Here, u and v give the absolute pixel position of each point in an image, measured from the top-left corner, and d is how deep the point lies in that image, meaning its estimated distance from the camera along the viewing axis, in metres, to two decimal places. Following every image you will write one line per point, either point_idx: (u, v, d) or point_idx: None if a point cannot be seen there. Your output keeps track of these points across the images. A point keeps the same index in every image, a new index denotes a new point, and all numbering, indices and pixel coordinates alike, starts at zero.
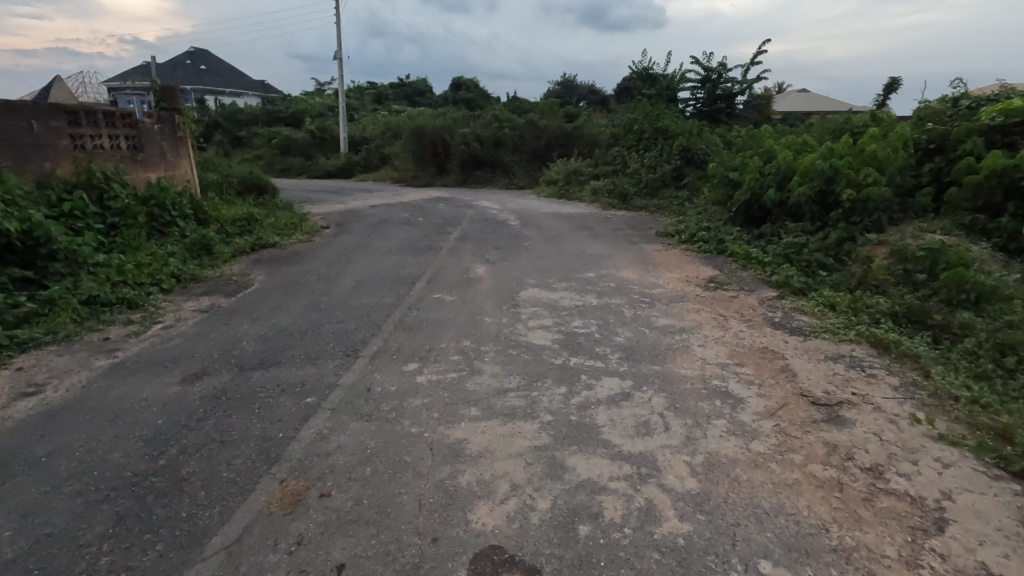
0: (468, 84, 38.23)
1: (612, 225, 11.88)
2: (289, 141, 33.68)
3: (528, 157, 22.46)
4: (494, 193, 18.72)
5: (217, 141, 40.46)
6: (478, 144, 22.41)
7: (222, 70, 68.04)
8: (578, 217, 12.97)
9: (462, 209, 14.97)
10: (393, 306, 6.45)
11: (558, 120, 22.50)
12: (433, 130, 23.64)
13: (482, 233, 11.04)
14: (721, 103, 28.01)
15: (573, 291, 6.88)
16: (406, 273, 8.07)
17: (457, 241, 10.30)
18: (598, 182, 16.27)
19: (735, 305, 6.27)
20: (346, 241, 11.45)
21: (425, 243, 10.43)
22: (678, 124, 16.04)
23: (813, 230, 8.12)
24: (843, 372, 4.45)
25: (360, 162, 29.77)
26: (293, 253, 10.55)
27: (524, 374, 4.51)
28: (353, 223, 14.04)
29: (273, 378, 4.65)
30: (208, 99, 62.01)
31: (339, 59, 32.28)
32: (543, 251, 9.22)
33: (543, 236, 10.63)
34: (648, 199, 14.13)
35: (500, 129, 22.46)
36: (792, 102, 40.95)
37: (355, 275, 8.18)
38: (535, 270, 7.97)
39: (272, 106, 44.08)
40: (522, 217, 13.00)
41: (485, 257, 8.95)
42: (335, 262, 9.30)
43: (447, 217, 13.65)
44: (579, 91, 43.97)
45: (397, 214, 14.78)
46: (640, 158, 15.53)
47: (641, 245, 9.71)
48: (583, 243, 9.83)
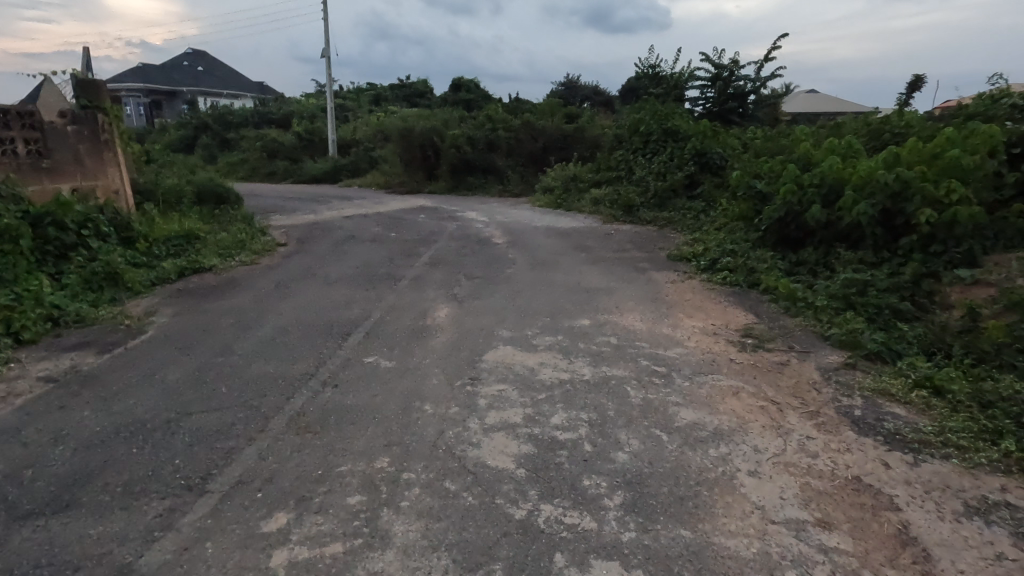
0: (469, 84, 35.97)
1: (615, 244, 10.01)
2: (277, 144, 31.90)
3: (524, 161, 20.62)
4: (484, 203, 16.86)
5: (204, 143, 38.74)
6: (470, 147, 20.57)
7: (217, 72, 66.43)
8: (575, 233, 11.13)
9: (445, 222, 13.15)
10: (304, 378, 4.60)
11: (557, 121, 20.62)
12: (422, 132, 21.81)
13: (458, 255, 9.21)
14: (732, 103, 26.08)
15: (559, 350, 5.05)
16: (346, 317, 6.24)
17: (425, 267, 8.46)
18: (600, 191, 14.40)
19: (787, 382, 4.38)
20: (296, 264, 9.63)
21: (387, 269, 8.60)
22: (690, 124, 14.15)
23: (875, 262, 6.23)
24: (1011, 551, 2.57)
25: (348, 166, 27.95)
26: (228, 279, 8.74)
27: (460, 548, 2.66)
28: (317, 239, 12.22)
29: (42, 543, 2.79)
30: (202, 100, 60.43)
31: (328, 58, 30.52)
32: (528, 282, 7.39)
33: (532, 259, 8.78)
34: (657, 211, 12.25)
35: (493, 130, 20.62)
36: (801, 103, 39.09)
37: (280, 318, 6.34)
38: (512, 313, 6.13)
39: (263, 109, 42.37)
40: (510, 233, 11.17)
41: (454, 291, 7.11)
42: (269, 295, 7.49)
43: (424, 233, 11.81)
44: (582, 92, 42.16)
45: (370, 229, 12.96)
46: (648, 164, 13.64)
47: (651, 274, 7.87)
48: (578, 271, 7.99)
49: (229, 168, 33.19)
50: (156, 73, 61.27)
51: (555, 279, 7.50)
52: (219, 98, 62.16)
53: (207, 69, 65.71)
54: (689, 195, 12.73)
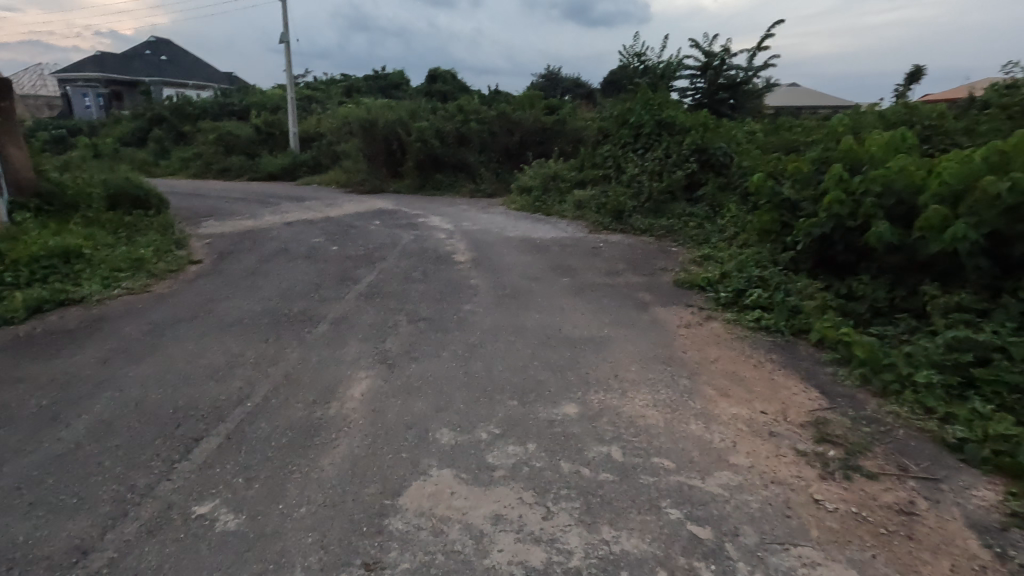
0: (443, 74, 33.68)
1: (605, 261, 8.06)
2: (232, 137, 29.32)
3: (499, 156, 18.54)
4: (453, 205, 14.79)
5: (157, 136, 35.82)
6: (438, 141, 18.42)
7: (180, 61, 62.89)
8: (554, 246, 9.18)
9: (401, 230, 11.08)
10: (72, 564, 2.57)
11: (534, 112, 18.61)
12: (385, 124, 19.61)
13: (404, 280, 7.17)
14: (723, 93, 24.33)
15: (528, 478, 3.07)
16: (214, 398, 4.17)
17: (358, 301, 6.39)
18: (585, 193, 12.44)
19: (933, 564, 2.47)
20: (198, 293, 7.48)
21: (309, 302, 6.52)
22: (687, 116, 12.26)
23: (984, 309, 4.38)
24: None
25: (309, 162, 25.59)
26: (97, 317, 6.59)
27: None
28: (243, 253, 10.06)
29: None
30: (164, 92, 57.10)
31: (288, 43, 28.00)
32: (490, 326, 5.40)
33: (499, 287, 6.79)
34: (653, 218, 10.33)
35: (464, 122, 18.53)
36: (788, 96, 37.66)
37: (117, 398, 4.25)
38: (461, 390, 4.13)
39: (224, 100, 39.56)
40: (477, 247, 9.17)
41: (384, 344, 5.09)
42: (130, 348, 5.37)
43: (373, 245, 9.73)
44: (562, 85, 40.25)
45: (310, 239, 10.83)
46: (639, 162, 11.72)
47: (655, 311, 5.93)
48: (559, 306, 6.03)
49: (180, 164, 30.51)
50: (113, 62, 57.69)
51: (528, 322, 5.51)
52: (182, 89, 58.81)
53: (170, 57, 62.17)
54: (689, 197, 10.83)
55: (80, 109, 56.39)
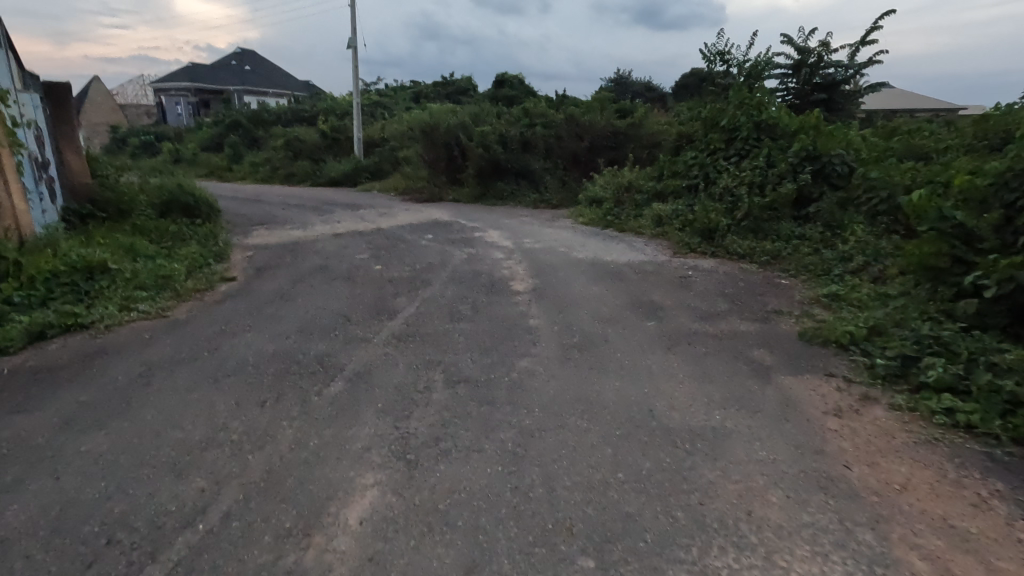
0: (510, 79, 32.46)
1: (700, 298, 6.41)
2: (300, 143, 29.45)
3: (566, 163, 17.04)
4: (514, 216, 13.47)
5: (232, 141, 36.88)
6: (501, 147, 17.20)
7: (262, 70, 65.55)
8: (633, 273, 7.62)
9: (454, 246, 9.87)
10: None
11: (607, 116, 17.01)
12: (447, 129, 18.62)
13: (449, 317, 5.86)
14: (818, 94, 21.72)
15: None
16: (162, 509, 2.97)
17: (389, 347, 5.13)
18: (665, 206, 10.77)
19: None
20: (216, 321, 6.50)
21: (332, 343, 5.32)
22: (793, 118, 10.33)
23: None
24: None
25: (370, 167, 25.12)
26: (97, 349, 5.70)
27: None
28: (282, 270, 9.15)
29: None
30: (245, 99, 59.62)
31: (355, 48, 27.79)
32: (553, 399, 3.96)
33: (564, 332, 5.34)
34: (752, 239, 8.55)
35: (529, 127, 17.23)
36: (889, 98, 33.85)
37: (45, 495, 3.15)
38: (508, 527, 2.71)
39: (297, 105, 40.36)
40: (539, 271, 7.76)
41: (408, 422, 3.75)
42: (105, 403, 4.33)
43: (421, 265, 8.54)
44: (633, 88, 38.25)
45: (355, 254, 9.80)
46: (733, 172, 9.94)
47: (782, 381, 4.29)
48: (645, 367, 4.50)
49: (251, 169, 31.05)
50: (202, 72, 60.87)
51: (604, 395, 4.02)
52: (263, 96, 61.17)
53: (253, 67, 64.90)
54: (797, 215, 8.94)
55: (172, 116, 59.94)
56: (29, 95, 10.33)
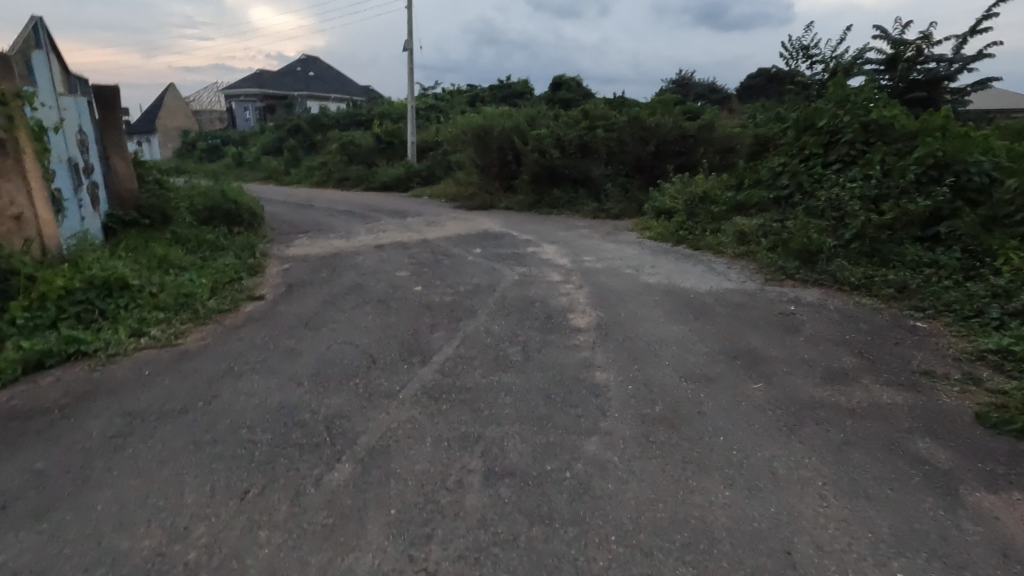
0: (568, 81, 31.15)
1: (813, 348, 5.01)
2: (355, 147, 29.23)
3: (629, 168, 15.61)
4: (571, 227, 12.23)
5: (291, 145, 37.39)
6: (559, 151, 16.00)
7: (325, 75, 67.08)
8: (718, 306, 6.26)
9: (504, 264, 8.75)
10: None
11: (675, 118, 15.51)
12: (501, 132, 17.59)
13: (493, 365, 4.73)
14: (914, 92, 19.33)
15: None
16: None
17: (416, 409, 4.03)
18: (749, 222, 9.27)
19: None
20: (228, 353, 5.64)
21: (348, 397, 4.30)
22: (912, 119, 8.63)
23: None
24: None
25: (422, 172, 24.49)
26: (88, 388, 4.91)
27: None
28: (314, 288, 8.31)
29: None
30: (307, 103, 61.13)
31: (410, 50, 27.34)
32: (636, 520, 2.75)
33: (641, 395, 4.11)
34: (867, 266, 6.99)
35: (589, 130, 15.95)
36: (989, 97, 30.35)
37: None
38: None
39: (354, 110, 40.62)
40: (603, 301, 6.52)
41: (429, 549, 2.64)
42: (58, 476, 3.44)
43: (465, 288, 7.46)
44: (697, 89, 36.19)
45: (395, 271, 8.86)
46: (836, 182, 8.36)
47: (977, 503, 2.90)
48: (762, 465, 3.21)
49: (307, 173, 31.22)
50: (269, 78, 62.81)
51: (710, 517, 2.78)
52: (324, 101, 62.46)
53: (317, 73, 66.50)
54: (923, 235, 7.29)
55: (240, 121, 62.25)
56: (73, 99, 10.02)
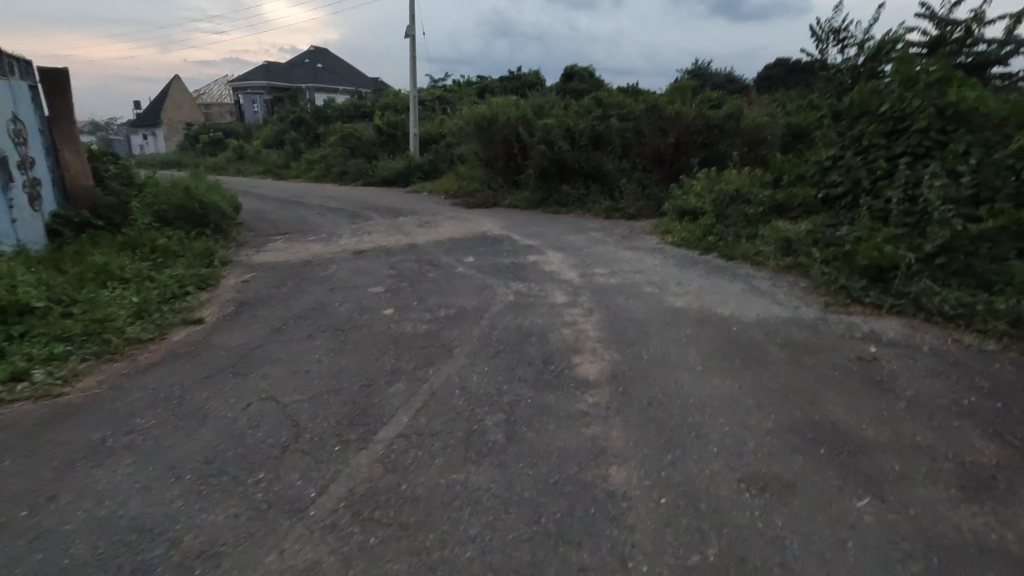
0: (581, 71, 29.41)
1: (921, 421, 3.51)
2: (356, 139, 27.83)
3: (646, 161, 13.98)
4: (581, 230, 10.72)
5: (293, 138, 36.16)
6: (568, 143, 14.45)
7: (333, 67, 65.74)
8: (772, 344, 4.74)
9: (499, 277, 7.28)
10: None
11: (699, 107, 13.91)
12: (505, 122, 16.08)
13: (461, 449, 3.27)
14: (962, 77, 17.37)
15: None
16: None
17: (330, 542, 2.58)
18: (795, 226, 7.70)
19: None
20: (117, 409, 4.24)
21: (239, 509, 2.88)
22: (1004, 104, 7.01)
23: None
24: None
25: (424, 166, 23.03)
26: None
27: None
28: (268, 306, 6.90)
29: None
30: (313, 96, 59.91)
31: (413, 38, 25.87)
32: None
33: (681, 519, 2.65)
34: (960, 289, 5.43)
35: (602, 120, 14.39)
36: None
37: None
38: None
39: (359, 101, 39.26)
40: (619, 335, 5.04)
41: None
42: None
43: (447, 312, 6.01)
44: (715, 79, 34.27)
45: (368, 285, 7.43)
46: (908, 180, 6.78)
47: None
48: None
49: (307, 167, 29.93)
50: (276, 69, 61.63)
51: None
52: (332, 93, 61.16)
53: (326, 65, 65.21)
54: None
55: (246, 114, 61.25)
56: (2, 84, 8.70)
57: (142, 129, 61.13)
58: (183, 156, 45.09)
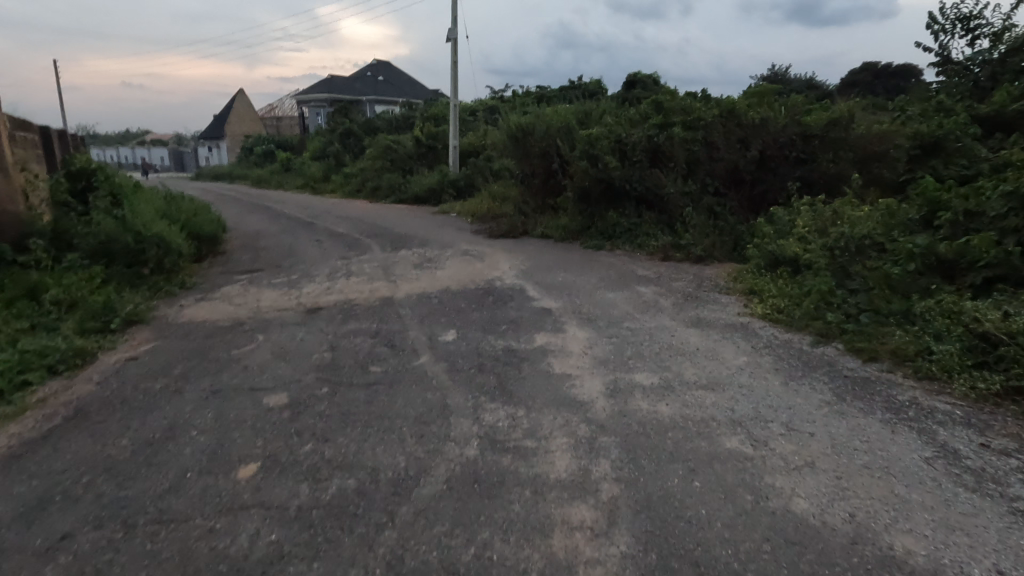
0: (643, 78, 26.27)
1: None
2: (394, 151, 25.77)
3: (718, 181, 10.73)
4: (626, 281, 7.69)
5: (337, 150, 34.80)
6: (617, 158, 11.42)
7: (393, 79, 65.23)
8: None
9: (474, 387, 4.42)
10: None
11: (792, 115, 10.64)
12: (543, 133, 13.27)
13: None
14: None
15: None
16: None
17: None
18: (994, 312, 4.44)
19: None
20: None
21: None
22: None
23: None
24: None
25: (458, 182, 20.52)
26: None
27: None
28: (101, 422, 4.35)
29: None
30: (369, 108, 59.44)
31: (456, 41, 23.58)
32: None
33: None
34: None
35: (662, 129, 11.32)
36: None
37: None
38: None
39: (407, 112, 37.56)
40: None
41: None
42: None
43: (347, 486, 3.22)
44: (798, 84, 30.04)
45: (274, 385, 4.77)
46: None
47: None
48: None
49: (344, 181, 28.24)
50: (336, 81, 61.77)
51: None
52: (388, 105, 60.56)
53: (386, 77, 64.73)
54: None
55: (305, 125, 61.60)
56: None
57: (208, 141, 62.72)
58: (237, 167, 45.08)
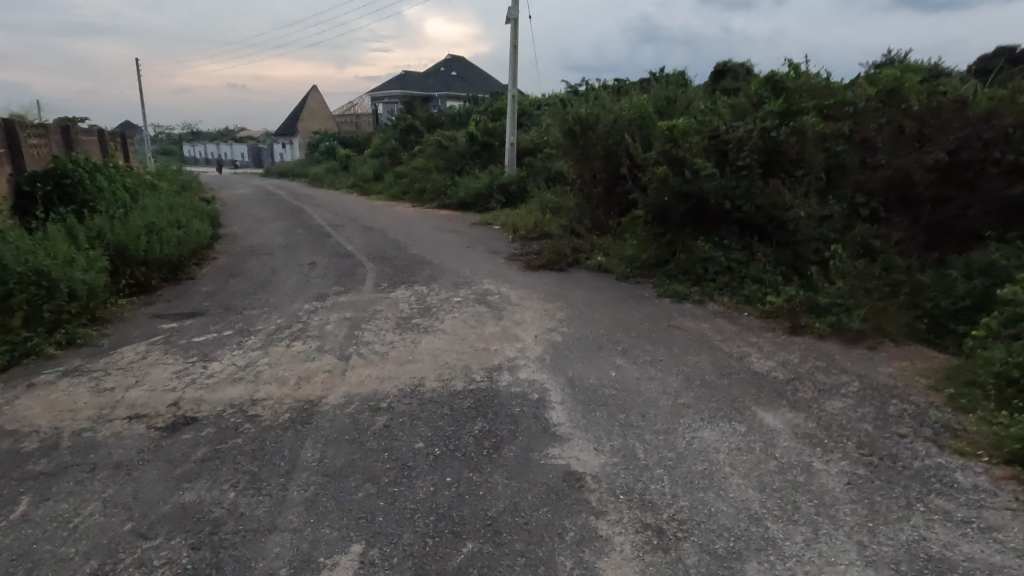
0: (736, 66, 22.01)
1: None
2: (445, 150, 23.03)
3: (876, 201, 6.93)
4: (734, 392, 4.23)
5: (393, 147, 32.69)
6: (714, 163, 7.83)
7: (464, 74, 63.11)
8: None
9: None
10: None
11: (1007, 98, 6.65)
12: (608, 128, 9.82)
13: None
14: None
15: None
16: None
17: None
18: None
19: None
20: None
21: None
22: None
23: None
24: None
25: (509, 185, 17.40)
26: None
27: None
28: None
29: None
30: (437, 104, 57.68)
31: (514, 23, 20.43)
32: None
33: None
34: None
35: (785, 121, 7.53)
36: None
37: None
38: None
39: (469, 107, 34.89)
40: None
41: None
42: None
43: None
44: None
45: None
46: None
47: None
48: None
49: (393, 181, 25.95)
50: (405, 77, 60.55)
51: None
52: (456, 100, 58.53)
53: (457, 72, 62.75)
54: None
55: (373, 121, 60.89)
56: None
57: (281, 138, 63.46)
58: (300, 165, 44.44)
